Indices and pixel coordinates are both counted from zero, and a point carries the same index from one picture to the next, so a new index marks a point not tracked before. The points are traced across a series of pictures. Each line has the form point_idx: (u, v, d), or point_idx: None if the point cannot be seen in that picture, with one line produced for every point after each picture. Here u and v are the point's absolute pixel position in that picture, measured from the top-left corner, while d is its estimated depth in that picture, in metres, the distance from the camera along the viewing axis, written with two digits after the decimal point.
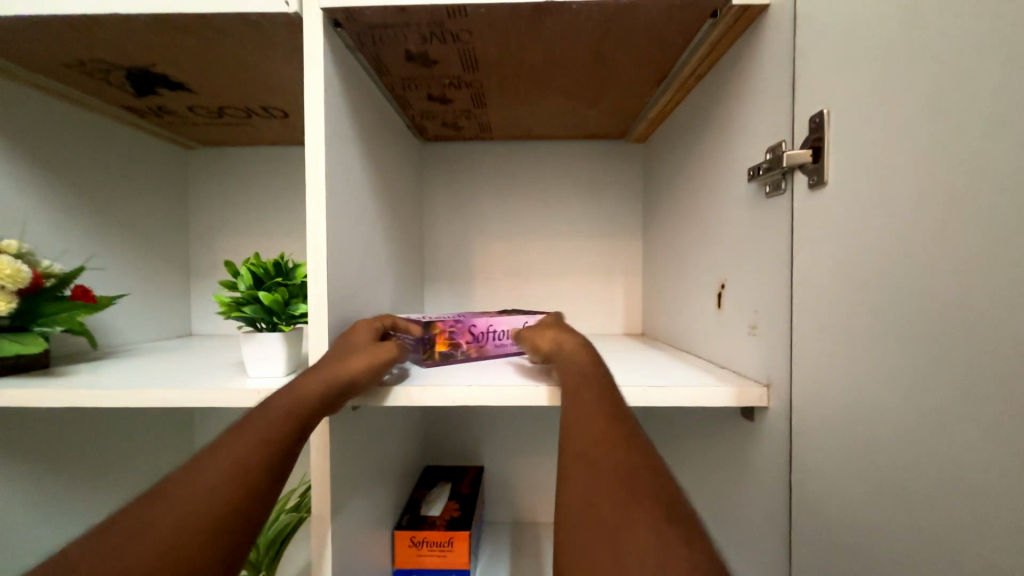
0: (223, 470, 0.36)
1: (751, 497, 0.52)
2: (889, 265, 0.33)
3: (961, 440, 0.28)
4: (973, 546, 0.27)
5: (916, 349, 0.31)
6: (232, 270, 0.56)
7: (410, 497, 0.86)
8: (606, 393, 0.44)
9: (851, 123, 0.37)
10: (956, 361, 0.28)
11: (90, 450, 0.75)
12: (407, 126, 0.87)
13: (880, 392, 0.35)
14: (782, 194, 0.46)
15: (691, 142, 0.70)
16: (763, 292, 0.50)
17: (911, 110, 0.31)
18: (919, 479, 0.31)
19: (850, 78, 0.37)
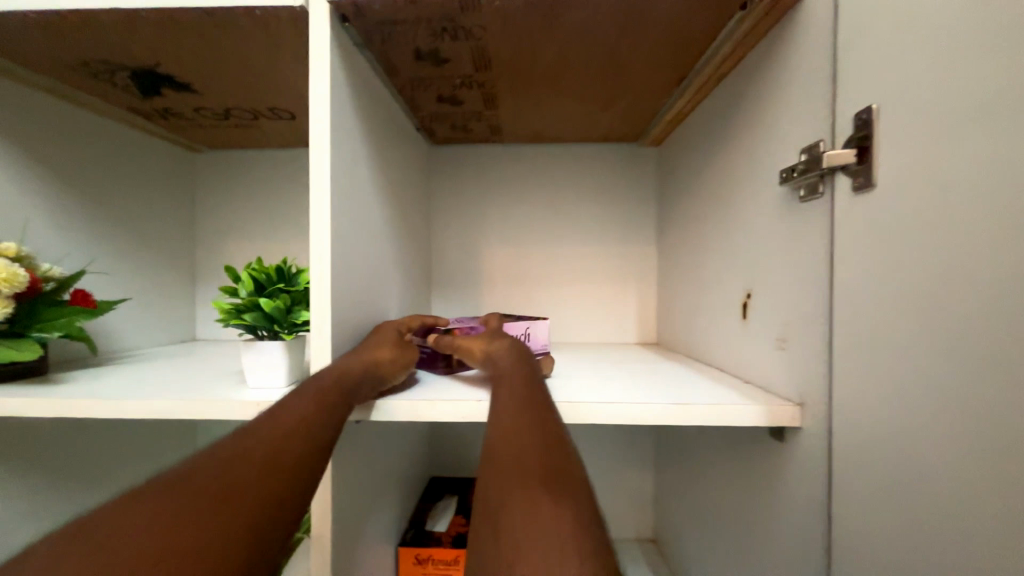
0: (236, 468, 0.35)
1: (781, 525, 0.48)
2: (949, 277, 0.30)
3: None
4: None
5: (985, 374, 0.27)
6: (233, 275, 0.53)
7: (416, 510, 0.83)
8: (531, 385, 0.47)
9: (902, 119, 0.33)
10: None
11: (88, 457, 0.73)
12: (416, 128, 0.85)
13: (938, 420, 0.31)
14: (819, 198, 0.42)
15: (712, 144, 0.67)
16: (795, 304, 0.46)
17: (979, 103, 0.28)
18: (989, 523, 0.27)
19: (901, 70, 0.33)
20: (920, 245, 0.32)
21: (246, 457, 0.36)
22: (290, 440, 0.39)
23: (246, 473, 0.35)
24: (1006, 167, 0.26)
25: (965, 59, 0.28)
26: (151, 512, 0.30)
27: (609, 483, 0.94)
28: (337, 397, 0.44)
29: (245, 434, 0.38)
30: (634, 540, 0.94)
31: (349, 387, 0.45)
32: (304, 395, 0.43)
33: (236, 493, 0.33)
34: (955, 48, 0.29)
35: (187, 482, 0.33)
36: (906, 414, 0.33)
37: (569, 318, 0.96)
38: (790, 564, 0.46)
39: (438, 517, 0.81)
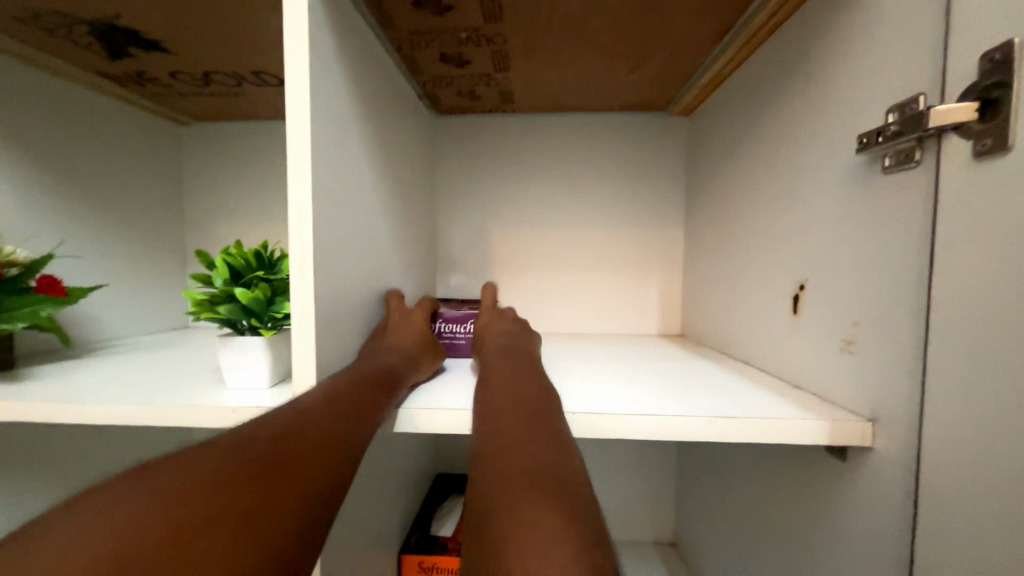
0: (284, 449, 0.32)
1: (841, 558, 0.41)
2: None
3: None
4: None
5: None
6: (206, 261, 0.47)
7: (421, 511, 0.78)
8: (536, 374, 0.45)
9: None
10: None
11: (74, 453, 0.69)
12: (418, 96, 0.76)
13: None
14: (916, 168, 0.33)
15: (758, 109, 0.58)
16: (871, 300, 0.38)
17: None
18: None
19: None
20: None
21: (291, 436, 0.33)
22: (338, 431, 0.35)
23: (289, 458, 0.32)
24: None
25: None
26: (190, 481, 0.28)
27: (627, 484, 0.88)
28: (374, 384, 0.42)
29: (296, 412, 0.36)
30: (652, 543, 0.88)
31: (386, 375, 0.44)
32: (349, 379, 0.41)
33: (281, 473, 0.30)
34: None
35: (235, 453, 0.30)
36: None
37: (586, 306, 0.88)
38: None
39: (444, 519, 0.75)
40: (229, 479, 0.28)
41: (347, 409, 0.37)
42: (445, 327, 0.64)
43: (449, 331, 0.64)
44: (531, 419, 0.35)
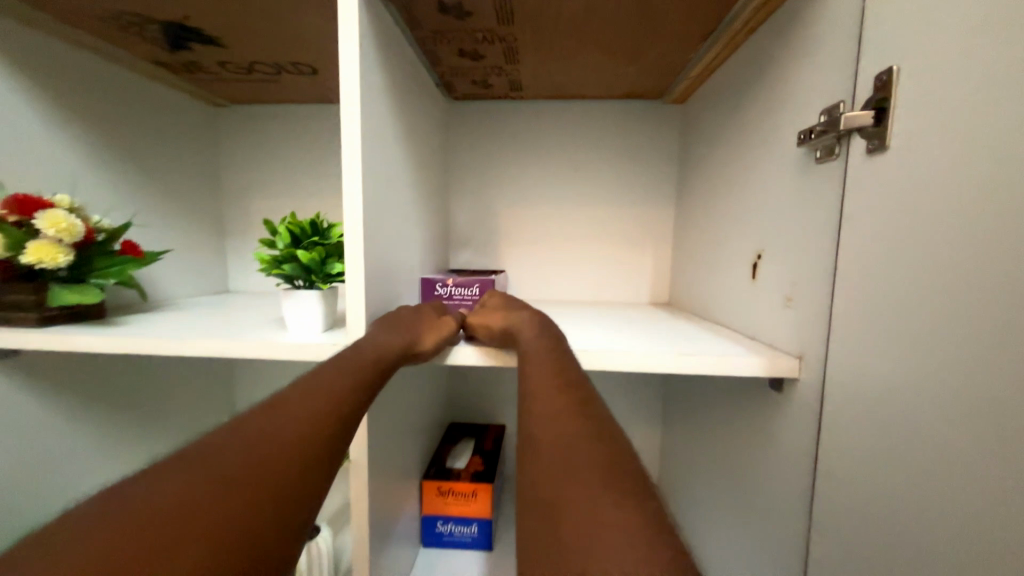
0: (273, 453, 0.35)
1: (775, 467, 0.53)
2: (934, 238, 0.32)
3: (990, 414, 0.27)
4: (990, 516, 0.27)
5: (953, 324, 0.30)
6: (271, 228, 0.57)
7: (438, 450, 0.90)
8: (558, 356, 0.46)
9: (913, 83, 0.34)
10: (1006, 346, 0.27)
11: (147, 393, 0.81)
12: (436, 84, 0.85)
13: (911, 368, 0.34)
14: (835, 160, 0.43)
15: (735, 103, 0.67)
16: (803, 263, 0.48)
17: (981, 70, 0.29)
18: (945, 454, 0.31)
19: (918, 30, 0.34)
20: (919, 207, 0.33)
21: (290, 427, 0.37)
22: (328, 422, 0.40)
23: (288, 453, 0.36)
24: (993, 132, 0.28)
25: (969, 24, 0.29)
26: (169, 502, 0.29)
27: None
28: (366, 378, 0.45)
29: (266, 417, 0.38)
30: None
31: (384, 367, 0.47)
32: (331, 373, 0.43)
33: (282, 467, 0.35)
34: (963, 12, 0.30)
35: (201, 466, 0.32)
36: (891, 367, 0.36)
37: (584, 276, 0.99)
38: (780, 502, 0.51)
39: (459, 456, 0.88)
40: (192, 494, 0.30)
41: (327, 409, 0.40)
42: (454, 290, 0.74)
43: (457, 293, 0.74)
44: (565, 410, 0.38)
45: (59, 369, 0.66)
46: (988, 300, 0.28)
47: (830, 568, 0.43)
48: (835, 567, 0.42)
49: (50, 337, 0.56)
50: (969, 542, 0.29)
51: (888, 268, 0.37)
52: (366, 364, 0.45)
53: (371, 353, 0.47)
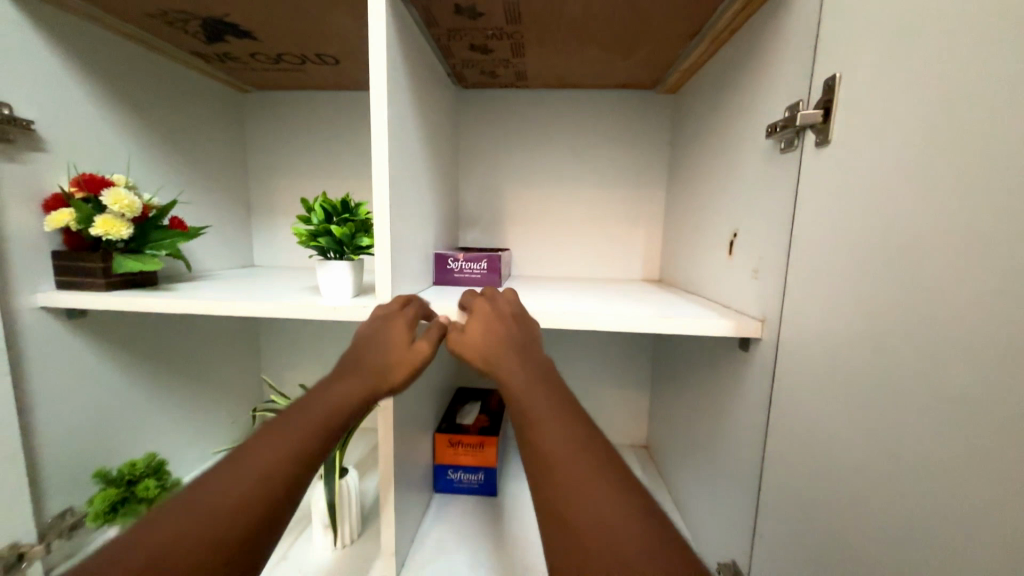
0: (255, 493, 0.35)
1: (740, 415, 0.62)
2: (865, 216, 0.40)
3: (894, 350, 0.36)
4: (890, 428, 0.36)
5: (875, 283, 0.38)
6: (306, 206, 0.65)
7: (448, 410, 1.00)
8: (550, 397, 0.44)
9: (853, 88, 0.42)
10: (906, 296, 0.35)
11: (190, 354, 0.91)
12: (447, 74, 0.91)
13: (846, 321, 0.42)
14: (794, 151, 0.51)
15: (720, 96, 0.73)
16: (768, 241, 0.56)
17: (900, 82, 0.36)
18: (864, 385, 0.39)
19: (859, 44, 0.41)
20: (855, 191, 0.41)
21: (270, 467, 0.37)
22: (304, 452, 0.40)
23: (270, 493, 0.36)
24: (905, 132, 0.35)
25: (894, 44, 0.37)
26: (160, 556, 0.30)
27: (609, 399, 1.10)
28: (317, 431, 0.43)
29: (212, 497, 0.34)
30: (628, 446, 1.11)
31: (349, 413, 0.48)
32: (295, 425, 0.42)
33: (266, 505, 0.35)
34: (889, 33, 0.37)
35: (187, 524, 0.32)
36: (827, 322, 0.45)
37: (582, 255, 1.06)
38: (742, 444, 0.61)
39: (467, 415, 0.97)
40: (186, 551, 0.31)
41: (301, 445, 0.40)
42: (464, 264, 0.83)
43: (467, 267, 0.82)
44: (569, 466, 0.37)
45: (117, 328, 0.75)
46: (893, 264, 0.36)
47: (777, 491, 0.52)
48: (780, 489, 0.51)
49: (118, 298, 0.64)
50: (875, 450, 0.37)
51: (829, 242, 0.45)
52: (327, 419, 0.45)
53: (332, 404, 0.46)
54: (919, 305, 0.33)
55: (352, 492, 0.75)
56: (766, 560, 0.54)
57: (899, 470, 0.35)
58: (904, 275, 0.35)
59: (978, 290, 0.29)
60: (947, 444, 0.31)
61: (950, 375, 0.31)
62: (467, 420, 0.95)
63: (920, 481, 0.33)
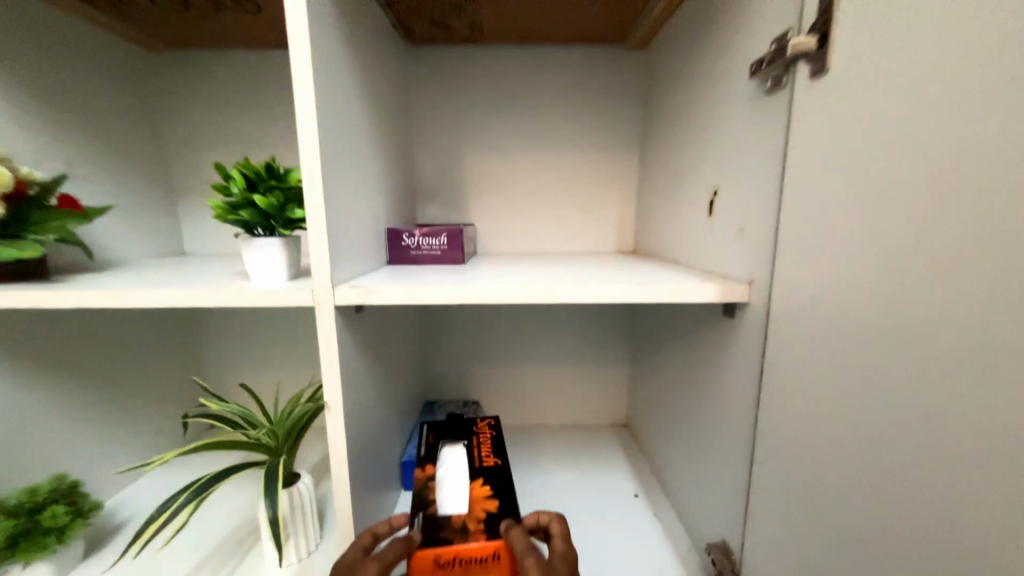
0: None
1: (726, 386, 0.57)
2: (860, 156, 0.35)
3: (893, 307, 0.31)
4: (894, 394, 0.31)
5: (868, 229, 0.34)
6: (223, 173, 0.55)
7: (422, 486, 0.64)
8: None
9: (854, 9, 0.36)
10: (914, 236, 0.30)
11: (115, 357, 0.78)
12: (392, 25, 0.80)
13: (834, 279, 0.38)
14: (783, 90, 0.45)
15: (697, 45, 0.67)
16: (758, 193, 0.51)
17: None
18: (859, 343, 0.34)
19: None
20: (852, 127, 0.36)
21: None
22: None
23: None
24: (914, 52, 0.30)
25: None
26: None
27: (586, 377, 1.05)
28: None
29: None
30: (607, 424, 1.08)
31: None
32: None
33: None
34: None
35: None
36: (821, 278, 0.40)
37: (552, 227, 1.00)
38: (730, 415, 0.56)
39: (454, 493, 0.63)
40: None
41: None
42: (421, 240, 0.74)
43: (425, 243, 0.74)
44: None
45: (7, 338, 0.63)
46: (916, 190, 0.30)
47: (768, 461, 0.48)
48: (772, 462, 0.47)
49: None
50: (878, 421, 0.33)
51: (829, 179, 0.39)
52: None
53: None
54: (956, 234, 0.27)
55: (307, 496, 0.66)
56: (759, 538, 0.50)
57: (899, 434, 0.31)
58: (924, 205, 0.29)
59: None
60: (1003, 403, 0.24)
61: (998, 318, 0.25)
62: (455, 506, 0.61)
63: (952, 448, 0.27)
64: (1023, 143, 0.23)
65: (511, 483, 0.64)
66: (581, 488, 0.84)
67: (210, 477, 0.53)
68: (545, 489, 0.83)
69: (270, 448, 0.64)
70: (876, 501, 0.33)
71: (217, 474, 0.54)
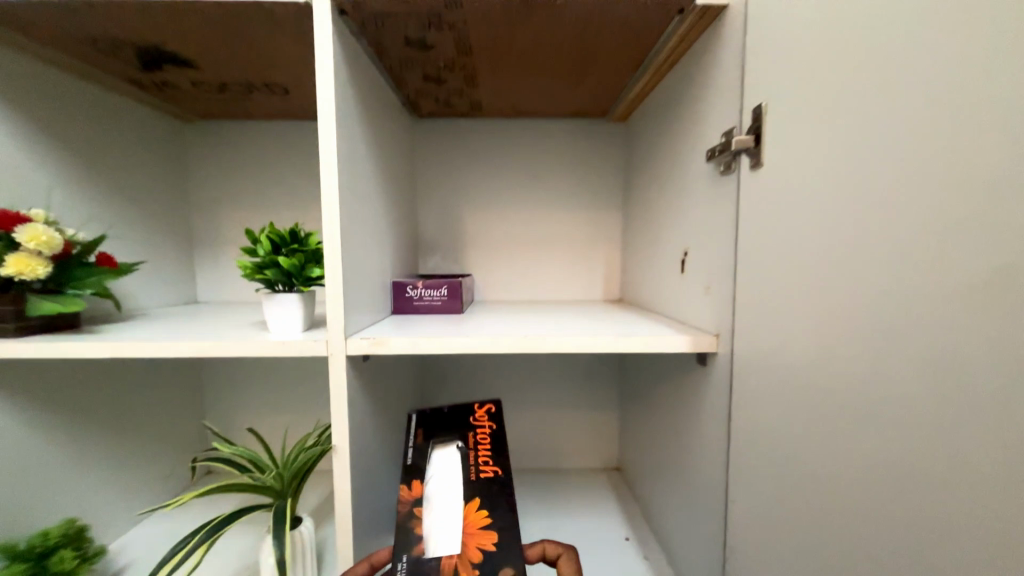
0: None
1: (703, 430, 0.62)
2: (797, 237, 0.42)
3: (830, 363, 0.38)
4: (830, 437, 0.37)
5: (808, 297, 0.41)
6: (252, 237, 0.62)
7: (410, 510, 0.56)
8: None
9: (783, 121, 0.45)
10: (835, 305, 0.37)
11: (128, 402, 0.82)
12: (401, 103, 0.91)
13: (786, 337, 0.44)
14: (733, 174, 0.55)
15: (666, 125, 0.77)
16: (719, 257, 0.59)
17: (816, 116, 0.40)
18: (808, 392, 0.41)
19: (784, 85, 0.44)
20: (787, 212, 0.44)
21: None
22: None
23: None
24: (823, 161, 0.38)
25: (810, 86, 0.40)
26: None
27: (579, 420, 1.09)
28: None
29: None
30: (600, 468, 1.10)
31: None
32: None
33: None
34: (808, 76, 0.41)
35: None
36: (775, 334, 0.46)
37: (544, 278, 1.07)
38: (707, 457, 0.61)
39: (445, 528, 0.55)
40: None
41: None
42: (424, 292, 0.81)
43: (427, 295, 0.81)
44: None
45: (43, 387, 0.67)
46: (834, 267, 0.37)
47: (742, 499, 0.52)
48: (745, 501, 0.52)
49: (35, 345, 0.59)
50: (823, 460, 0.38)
51: (774, 252, 0.46)
52: None
53: None
54: (862, 305, 0.34)
55: (307, 538, 0.68)
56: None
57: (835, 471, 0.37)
58: (842, 280, 0.36)
59: (918, 288, 0.29)
60: (897, 443, 0.31)
61: (892, 373, 0.31)
62: (447, 547, 0.53)
63: (873, 482, 0.32)
64: (895, 242, 0.31)
65: (512, 517, 0.56)
66: (574, 531, 0.86)
67: (221, 519, 0.57)
68: (538, 532, 0.85)
69: (276, 491, 0.68)
70: (827, 532, 0.37)
71: (228, 516, 0.57)
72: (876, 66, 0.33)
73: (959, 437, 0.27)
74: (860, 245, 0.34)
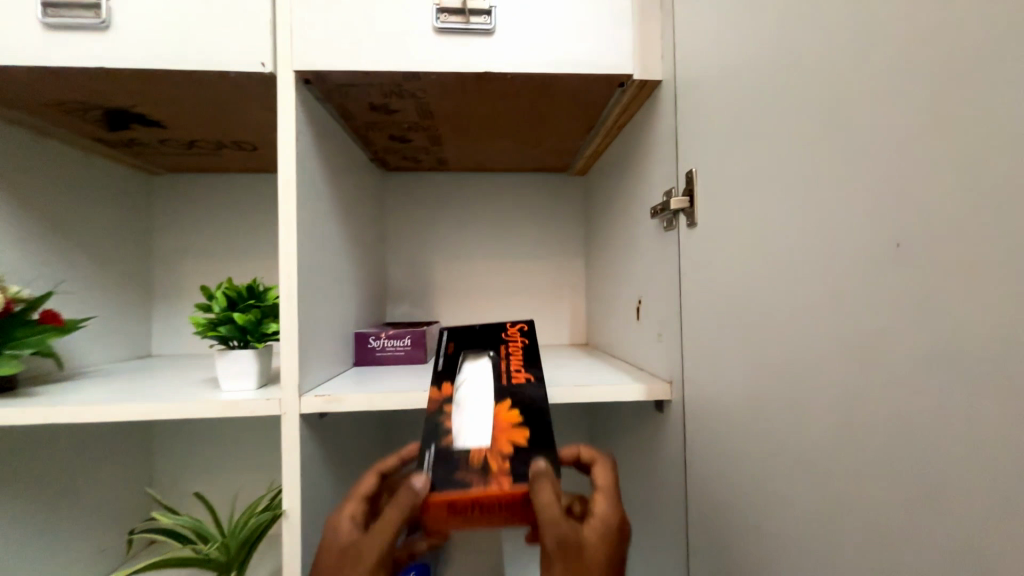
0: None
1: (663, 476, 0.63)
2: (746, 293, 0.46)
3: (787, 415, 0.40)
4: (793, 488, 0.38)
5: (761, 351, 0.44)
6: (207, 293, 0.62)
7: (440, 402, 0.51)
8: None
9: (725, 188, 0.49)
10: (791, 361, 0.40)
11: (65, 469, 0.76)
12: (369, 159, 0.95)
13: (740, 388, 0.47)
14: (675, 230, 0.59)
15: (618, 180, 0.83)
16: (669, 306, 0.61)
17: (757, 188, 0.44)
18: (766, 443, 0.42)
19: (723, 156, 0.49)
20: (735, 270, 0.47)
21: None
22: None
23: None
24: (768, 229, 0.42)
25: (746, 160, 0.45)
26: None
27: None
28: None
29: None
30: None
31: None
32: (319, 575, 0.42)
33: None
34: (745, 152, 0.45)
35: None
36: (726, 384, 0.48)
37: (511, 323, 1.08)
38: (668, 504, 0.61)
39: (474, 424, 0.47)
40: None
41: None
42: (387, 342, 0.80)
43: (390, 345, 0.80)
44: None
45: None
46: (787, 325, 0.40)
47: (704, 550, 0.52)
48: (706, 551, 0.52)
49: None
50: (783, 510, 0.39)
51: (723, 305, 0.49)
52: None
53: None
54: (813, 362, 0.37)
55: None
56: None
57: (797, 523, 0.38)
58: (791, 335, 0.39)
59: (851, 346, 0.32)
60: (857, 497, 0.32)
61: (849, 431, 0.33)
62: (475, 438, 0.46)
63: (838, 533, 0.34)
64: (837, 306, 0.34)
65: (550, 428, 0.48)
66: None
67: None
68: None
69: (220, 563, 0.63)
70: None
71: None
72: (803, 151, 0.37)
73: (897, 486, 0.29)
74: (799, 303, 0.38)
